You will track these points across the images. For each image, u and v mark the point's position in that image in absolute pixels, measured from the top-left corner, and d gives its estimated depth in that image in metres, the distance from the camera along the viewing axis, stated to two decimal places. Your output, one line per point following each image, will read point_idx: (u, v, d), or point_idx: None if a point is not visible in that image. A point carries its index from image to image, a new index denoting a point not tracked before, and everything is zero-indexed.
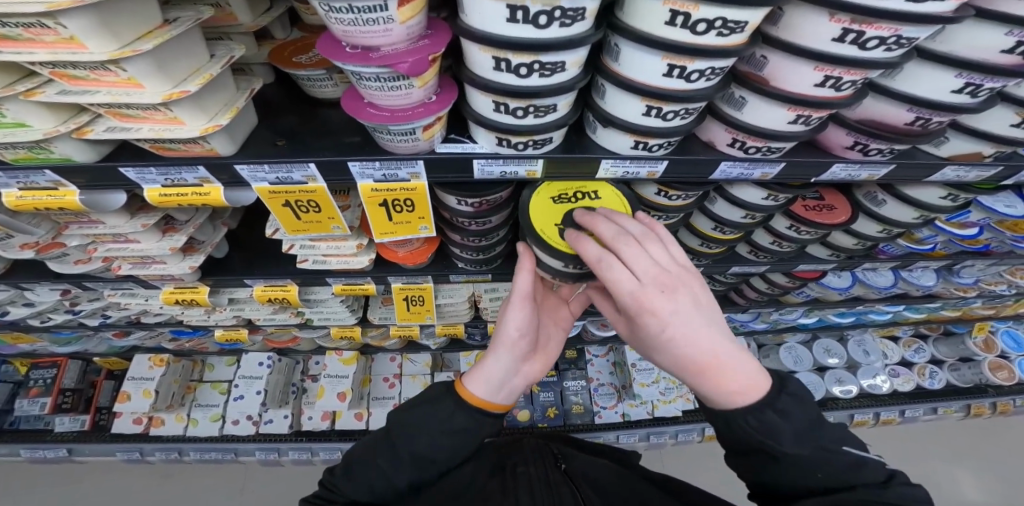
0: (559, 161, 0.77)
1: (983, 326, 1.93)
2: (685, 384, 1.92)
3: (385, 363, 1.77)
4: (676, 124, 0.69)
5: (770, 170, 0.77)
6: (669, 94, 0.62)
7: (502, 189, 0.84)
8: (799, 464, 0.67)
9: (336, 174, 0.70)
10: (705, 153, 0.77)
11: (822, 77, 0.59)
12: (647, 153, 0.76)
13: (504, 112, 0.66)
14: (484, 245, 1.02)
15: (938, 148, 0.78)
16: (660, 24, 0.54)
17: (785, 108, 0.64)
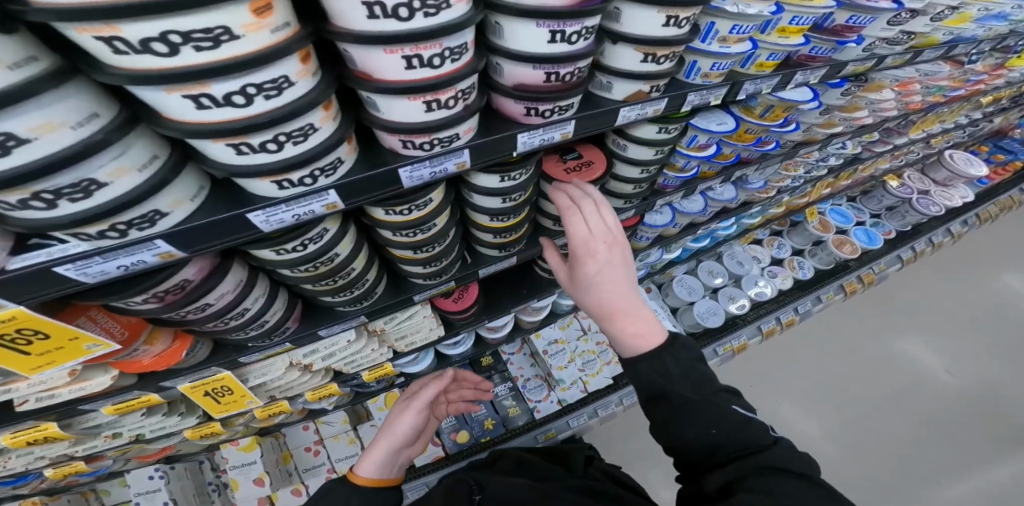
0: (360, 182, 0.64)
1: (815, 210, 2.03)
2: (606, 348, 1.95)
3: (300, 434, 1.70)
4: (461, 106, 0.62)
5: (568, 129, 0.76)
6: (423, 88, 0.55)
7: (320, 222, 0.72)
8: (687, 383, 0.83)
9: (48, 287, 0.53)
10: (503, 127, 0.72)
11: (551, 32, 0.58)
12: (448, 146, 0.67)
13: (250, 152, 0.52)
14: (346, 283, 0.91)
15: (612, 92, 0.79)
16: (367, 19, 0.47)
17: (538, 69, 0.63)
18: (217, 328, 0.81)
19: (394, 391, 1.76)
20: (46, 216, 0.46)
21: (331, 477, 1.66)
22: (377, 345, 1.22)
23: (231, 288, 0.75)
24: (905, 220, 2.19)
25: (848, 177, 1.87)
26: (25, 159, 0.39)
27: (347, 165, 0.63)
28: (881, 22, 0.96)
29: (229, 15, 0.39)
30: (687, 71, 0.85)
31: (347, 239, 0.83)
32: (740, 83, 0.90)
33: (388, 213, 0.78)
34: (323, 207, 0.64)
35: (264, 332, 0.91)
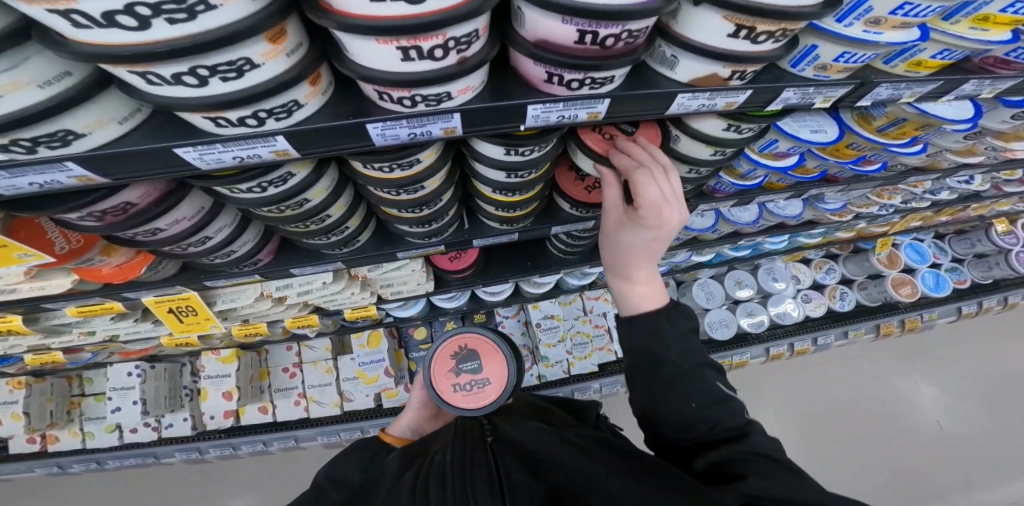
0: (482, 113, 0.53)
1: (888, 241, 1.81)
2: (608, 333, 1.87)
3: (283, 354, 1.71)
4: (629, 49, 0.47)
5: (738, 98, 0.55)
6: (598, 17, 0.41)
7: (418, 152, 0.61)
8: (681, 389, 0.69)
9: (159, 165, 0.50)
10: (654, 82, 0.55)
11: (736, 25, 0.45)
12: (592, 92, 0.52)
13: (416, 58, 0.43)
14: (430, 214, 0.82)
15: (675, 71, 0.54)
16: None
17: (721, 66, 0.50)
18: (301, 230, 0.78)
19: (378, 331, 1.71)
20: (198, 100, 0.42)
21: (299, 402, 1.70)
22: (423, 274, 1.18)
23: (326, 189, 0.70)
24: (991, 273, 1.94)
25: (961, 210, 1.62)
26: (202, 26, 0.35)
27: (482, 88, 0.53)
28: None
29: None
30: (890, 56, 0.54)
31: (439, 175, 0.71)
32: (967, 80, 0.58)
33: (495, 154, 0.66)
34: (442, 130, 0.55)
35: (342, 240, 0.88)
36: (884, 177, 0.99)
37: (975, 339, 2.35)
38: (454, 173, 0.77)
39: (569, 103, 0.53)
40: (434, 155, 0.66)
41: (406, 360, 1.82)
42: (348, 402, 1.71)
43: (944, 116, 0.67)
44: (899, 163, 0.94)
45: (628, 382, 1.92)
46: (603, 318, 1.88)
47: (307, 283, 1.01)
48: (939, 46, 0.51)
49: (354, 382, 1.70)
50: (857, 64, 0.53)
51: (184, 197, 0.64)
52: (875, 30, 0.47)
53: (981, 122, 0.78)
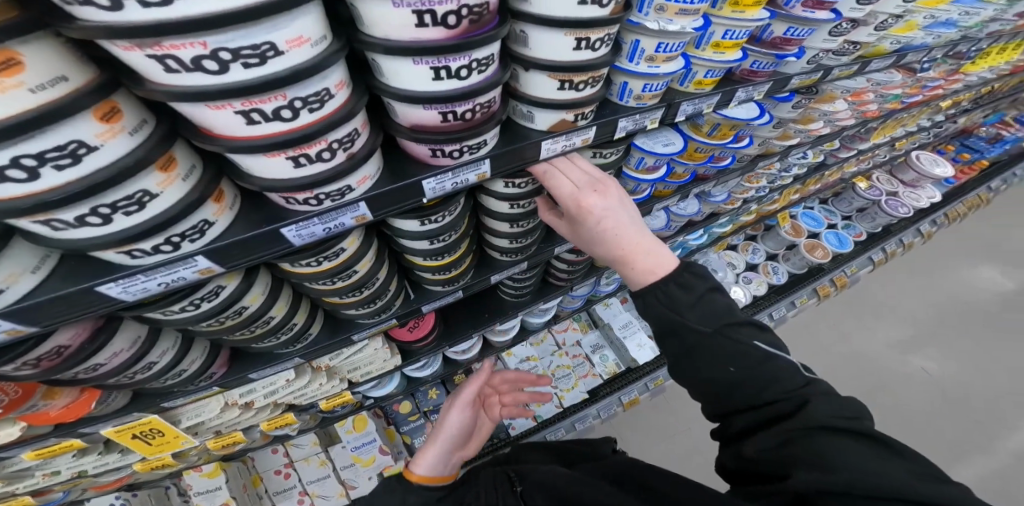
0: (389, 194, 0.72)
1: (786, 214, 2.14)
2: (587, 360, 1.98)
3: (269, 457, 1.64)
4: (483, 117, 0.69)
5: (588, 135, 0.81)
6: (453, 99, 0.62)
7: (337, 242, 0.78)
8: (699, 313, 0.79)
9: (90, 304, 0.60)
10: (515, 140, 0.78)
11: (559, 81, 0.70)
12: (472, 155, 0.75)
13: (306, 163, 0.59)
14: (371, 294, 1.00)
15: (535, 122, 0.79)
16: (430, 81, 0.60)
17: (564, 112, 0.75)
18: (244, 337, 0.90)
19: (362, 414, 1.69)
20: (101, 234, 0.52)
21: (302, 501, 1.62)
22: (386, 350, 1.28)
23: (260, 293, 0.83)
24: (876, 222, 2.33)
25: (818, 179, 1.93)
26: (88, 168, 0.45)
27: (378, 175, 0.72)
28: (869, 27, 0.92)
29: (271, 32, 0.44)
30: (680, 80, 0.85)
31: (365, 257, 0.89)
32: (736, 89, 0.89)
33: (412, 226, 0.86)
34: (353, 219, 0.72)
35: (293, 337, 1.01)
36: (740, 168, 1.27)
37: (884, 288, 2.70)
38: (377, 256, 0.95)
39: (453, 170, 0.74)
40: (354, 242, 0.83)
41: (398, 435, 1.79)
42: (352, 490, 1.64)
43: (741, 116, 0.96)
44: (745, 154, 1.21)
45: (623, 400, 1.98)
46: (577, 347, 2.00)
47: (271, 384, 1.09)
48: (703, 69, 0.82)
49: (353, 468, 1.65)
50: (656, 92, 0.81)
51: (116, 330, 0.73)
52: (656, 64, 0.75)
53: (777, 115, 1.08)
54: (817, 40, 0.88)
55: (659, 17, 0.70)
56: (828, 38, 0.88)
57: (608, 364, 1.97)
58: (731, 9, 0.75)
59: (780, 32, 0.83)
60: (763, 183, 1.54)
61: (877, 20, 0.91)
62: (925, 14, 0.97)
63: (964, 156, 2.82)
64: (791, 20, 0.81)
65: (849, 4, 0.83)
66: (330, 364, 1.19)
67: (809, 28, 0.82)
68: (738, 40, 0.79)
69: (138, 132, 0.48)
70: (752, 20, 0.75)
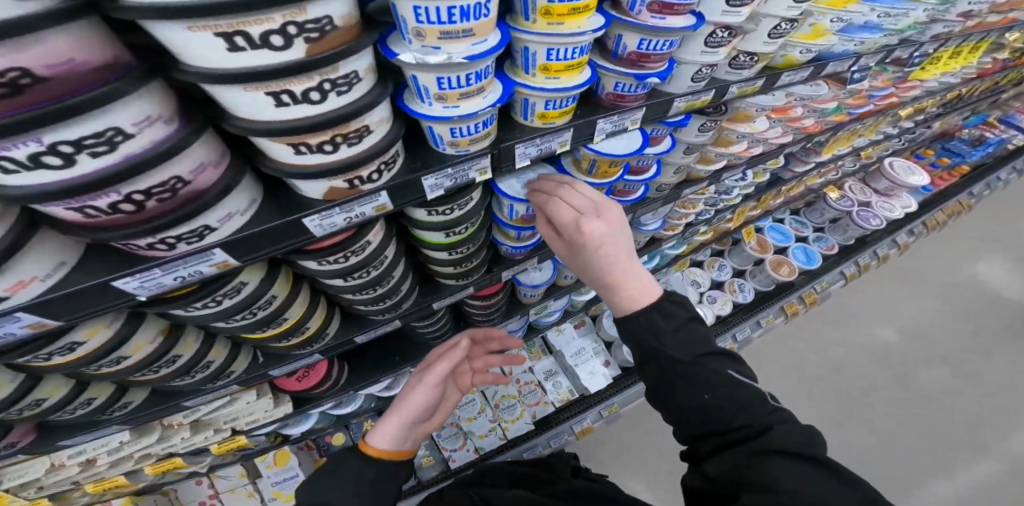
0: (74, 297, 0.56)
1: (752, 230, 1.99)
2: (539, 388, 1.85)
3: (193, 489, 1.53)
4: (173, 204, 0.52)
5: (376, 201, 0.68)
6: (69, 196, 0.43)
7: (65, 335, 0.67)
8: (678, 340, 0.78)
9: None
10: (276, 216, 0.63)
11: (292, 145, 0.54)
12: (197, 244, 0.58)
13: None
14: (175, 371, 0.92)
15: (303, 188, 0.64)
16: (10, 173, 0.41)
17: (326, 181, 0.60)
18: (19, 416, 0.82)
19: (284, 448, 1.58)
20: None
21: None
22: (265, 401, 1.24)
23: (10, 380, 0.73)
24: (848, 234, 2.18)
25: (781, 194, 1.69)
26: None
27: (60, 270, 0.55)
28: (760, 34, 0.72)
29: (18, 54, 0.34)
30: (522, 111, 0.72)
31: (141, 340, 0.78)
32: (595, 120, 0.74)
33: (186, 311, 0.74)
34: (26, 326, 0.55)
35: (92, 411, 0.93)
36: (661, 198, 1.08)
37: (861, 304, 2.60)
38: (175, 330, 0.85)
39: (169, 265, 0.58)
40: (103, 330, 0.72)
41: None
42: None
43: (616, 151, 0.79)
44: (660, 184, 1.04)
45: (575, 429, 1.87)
46: (528, 374, 1.86)
47: (105, 445, 1.06)
48: (540, 99, 0.67)
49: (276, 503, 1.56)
50: (474, 135, 0.67)
51: None
52: (452, 104, 0.59)
53: (684, 138, 0.92)
54: (694, 52, 0.70)
55: (418, 51, 0.51)
56: (705, 50, 0.70)
57: (561, 391, 1.86)
58: (546, 22, 0.57)
59: (633, 44, 0.65)
60: (703, 206, 1.32)
61: (763, 25, 0.71)
62: (833, 20, 0.76)
63: (945, 160, 2.65)
64: (641, 30, 0.62)
65: (719, 7, 0.64)
66: (185, 421, 1.14)
67: (668, 39, 0.64)
68: (571, 61, 0.63)
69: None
70: (572, 36, 0.58)
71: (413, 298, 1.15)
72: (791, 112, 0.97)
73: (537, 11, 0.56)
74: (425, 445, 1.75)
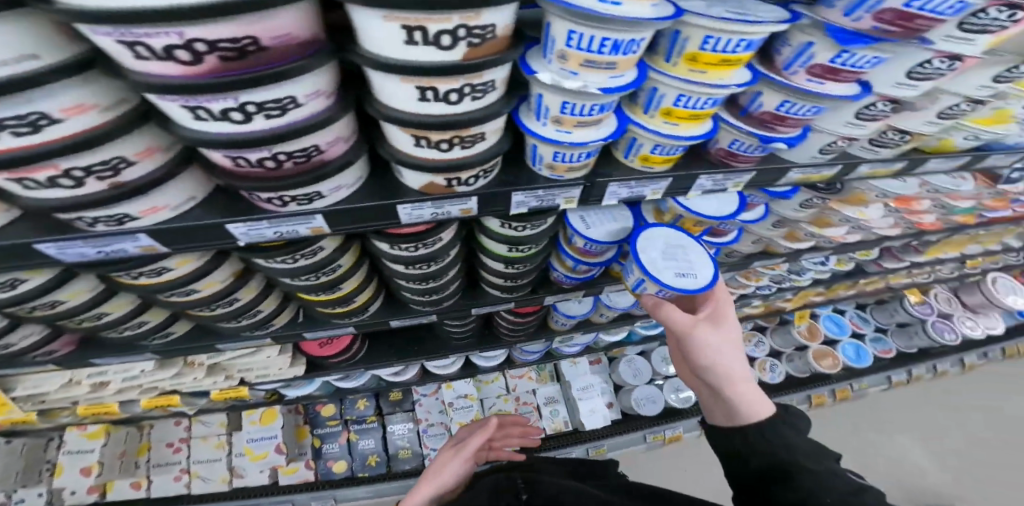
0: (182, 231, 0.57)
1: (805, 313, 1.85)
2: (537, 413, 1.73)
3: (169, 429, 1.54)
4: (305, 168, 0.52)
5: (466, 205, 0.63)
6: (233, 147, 0.45)
7: (160, 261, 0.66)
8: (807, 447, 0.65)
9: (21, 260, 0.56)
10: (371, 197, 0.61)
11: (414, 136, 0.52)
12: (302, 206, 0.58)
13: (37, 187, 0.46)
14: (230, 313, 0.86)
15: (405, 177, 0.61)
16: (193, 119, 0.43)
17: (432, 176, 0.58)
18: (76, 325, 0.82)
19: (274, 407, 1.56)
20: (63, 195, 0.47)
21: (181, 478, 1.50)
22: (285, 359, 1.20)
23: (87, 289, 0.75)
24: (914, 343, 1.95)
25: (856, 285, 1.53)
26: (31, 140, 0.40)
27: (188, 204, 0.57)
28: (929, 112, 0.61)
29: (253, 27, 0.36)
30: (625, 149, 0.63)
31: (214, 278, 0.76)
32: (698, 175, 0.65)
33: (264, 262, 0.71)
34: (138, 248, 0.59)
35: (144, 333, 0.92)
36: (730, 264, 0.97)
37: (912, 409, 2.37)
38: (246, 274, 0.82)
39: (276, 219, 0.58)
40: (191, 262, 0.70)
41: (310, 436, 1.63)
42: (239, 479, 1.51)
43: (706, 213, 0.72)
44: (736, 251, 0.94)
45: None
46: (530, 395, 1.74)
47: (124, 372, 1.05)
48: (649, 141, 0.59)
49: (243, 459, 1.52)
50: (576, 163, 0.60)
51: None
52: (565, 130, 0.54)
53: (778, 210, 0.82)
54: (836, 123, 0.60)
55: (555, 73, 0.48)
56: (852, 122, 0.60)
57: (555, 420, 1.72)
58: (688, 67, 0.50)
59: (771, 106, 0.56)
60: (767, 281, 1.19)
61: (940, 103, 0.60)
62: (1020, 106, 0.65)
63: None
64: (791, 93, 0.53)
65: (892, 77, 0.53)
66: (205, 362, 1.13)
67: (815, 104, 0.54)
68: (700, 110, 0.56)
69: (111, 110, 0.43)
70: (714, 87, 0.51)
71: (456, 299, 1.03)
72: (914, 203, 0.86)
73: (683, 56, 0.50)
74: (407, 436, 1.67)
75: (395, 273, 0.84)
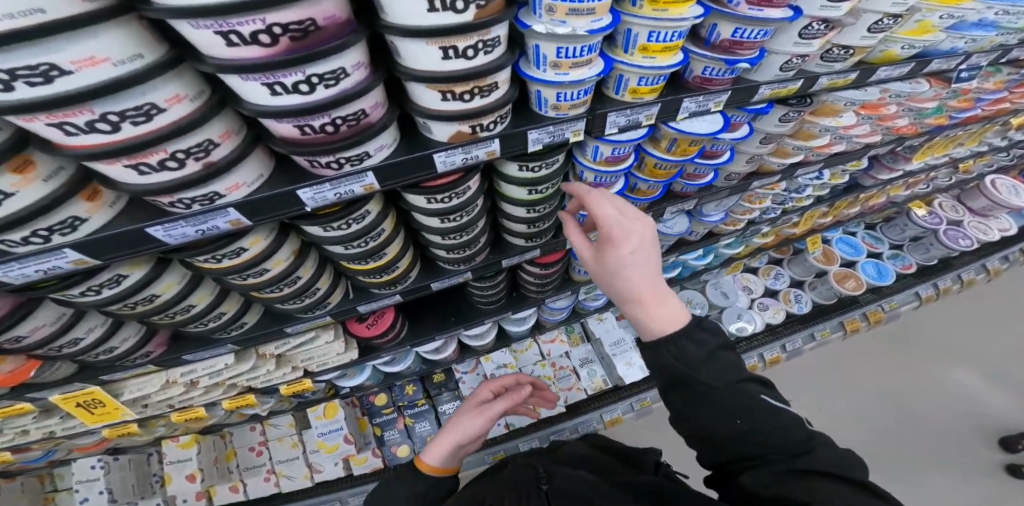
0: (263, 201, 0.71)
1: (816, 238, 1.88)
2: (575, 373, 1.82)
3: (246, 434, 1.65)
4: (354, 130, 0.66)
5: (491, 147, 0.75)
6: (303, 113, 0.58)
7: (235, 240, 0.81)
8: (712, 369, 0.75)
9: (137, 244, 0.69)
10: (411, 151, 0.75)
11: (440, 92, 0.65)
12: (355, 167, 0.72)
13: (150, 171, 0.59)
14: (294, 291, 1.04)
15: (432, 133, 0.74)
16: (271, 96, 0.56)
17: (458, 124, 0.70)
18: (170, 320, 0.99)
19: (334, 402, 1.65)
20: (171, 177, 0.61)
21: (269, 479, 1.62)
22: (340, 343, 1.35)
23: (176, 282, 0.91)
24: (931, 253, 2.06)
25: (859, 201, 1.66)
26: (154, 125, 0.53)
27: (258, 181, 0.71)
28: (859, 28, 0.75)
29: (310, 9, 0.49)
30: (615, 85, 0.74)
31: (279, 257, 0.92)
32: (681, 99, 0.75)
33: (322, 231, 0.85)
34: (228, 222, 0.72)
35: (221, 324, 1.10)
36: (728, 186, 1.09)
37: (925, 326, 2.50)
38: (302, 254, 0.98)
39: (337, 180, 0.71)
40: (261, 241, 0.85)
41: (370, 426, 1.74)
42: (318, 474, 1.64)
43: (697, 131, 0.80)
44: (730, 172, 1.05)
45: (605, 418, 1.85)
46: (565, 358, 1.83)
47: (210, 367, 1.23)
48: (635, 75, 0.70)
49: (318, 454, 1.64)
50: (577, 100, 0.72)
51: (38, 306, 0.82)
52: (564, 72, 0.66)
53: (762, 126, 0.93)
54: (785, 44, 0.72)
55: (548, 23, 0.60)
56: (798, 42, 0.72)
57: (595, 379, 1.82)
58: (652, 7, 0.61)
59: (727, 33, 0.67)
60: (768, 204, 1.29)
61: (864, 20, 0.74)
62: (941, 17, 0.79)
63: None
64: (738, 20, 0.64)
65: (817, 2, 0.65)
66: (275, 351, 1.29)
67: (763, 28, 0.65)
68: (671, 43, 0.66)
69: (196, 99, 0.56)
70: (678, 20, 0.61)
71: (485, 254, 1.17)
72: (883, 108, 1.01)
73: None
74: None
75: (430, 230, 0.97)
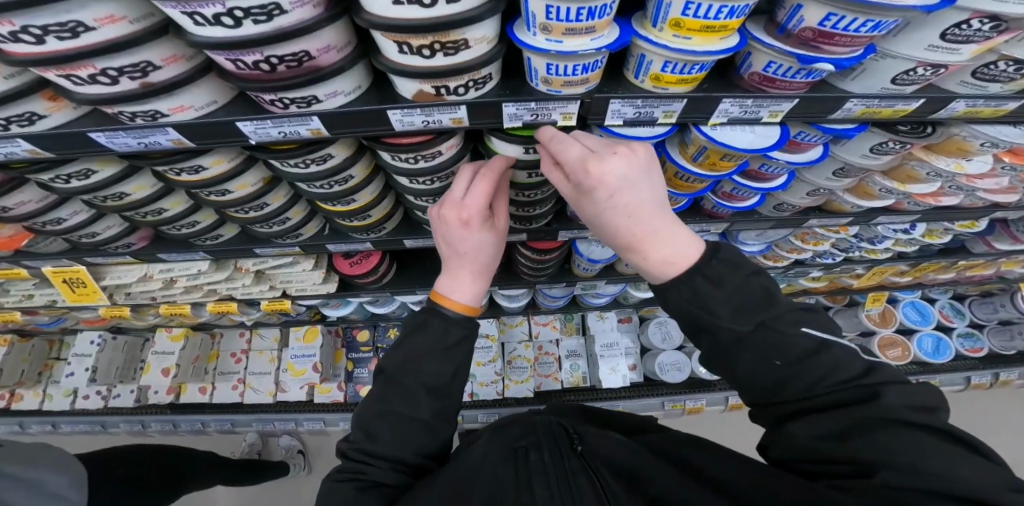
0: (196, 127, 0.58)
1: (880, 296, 1.63)
2: (558, 363, 1.72)
3: (234, 339, 1.71)
4: (298, 71, 0.51)
5: (455, 114, 0.58)
6: (224, 50, 0.45)
7: (195, 157, 0.70)
8: (735, 305, 0.57)
9: (84, 147, 0.62)
10: (376, 102, 0.58)
11: (395, 42, 0.48)
12: (302, 109, 0.57)
13: (84, 83, 0.50)
14: (263, 217, 0.91)
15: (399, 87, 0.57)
16: (193, 24, 0.43)
17: (417, 82, 0.53)
18: (145, 219, 0.91)
19: (316, 326, 1.65)
20: (106, 92, 0.51)
21: (237, 387, 1.67)
22: (319, 274, 1.27)
23: (150, 185, 0.81)
24: (1013, 343, 1.70)
25: (952, 267, 1.36)
26: (82, 42, 0.44)
27: (211, 107, 0.59)
28: None
29: None
30: (634, 69, 0.54)
31: (246, 180, 0.79)
32: (720, 99, 0.54)
33: (279, 164, 0.72)
34: (171, 141, 0.61)
35: (196, 232, 1.00)
36: (776, 218, 0.87)
37: (981, 418, 2.13)
38: (276, 181, 0.84)
39: (277, 120, 0.57)
40: (224, 163, 0.73)
41: (345, 360, 1.73)
42: (282, 393, 1.64)
43: (734, 144, 0.59)
44: (783, 202, 0.82)
45: None
46: (552, 345, 1.72)
47: (186, 268, 1.16)
48: (658, 58, 0.50)
49: (286, 374, 1.65)
50: (572, 77, 0.52)
51: (18, 187, 0.77)
52: (554, 39, 0.47)
53: (840, 154, 0.68)
54: (914, 46, 0.48)
55: None
56: (936, 45, 0.48)
57: (574, 374, 1.69)
58: None
59: (814, 21, 0.44)
60: (826, 248, 1.04)
61: None
62: None
63: None
64: (839, 4, 0.41)
65: None
66: (253, 268, 1.22)
67: (876, 19, 0.42)
68: (713, 21, 0.44)
69: (141, 22, 0.45)
70: None
71: None
72: None
73: None
74: None
75: (407, 189, 0.82)
